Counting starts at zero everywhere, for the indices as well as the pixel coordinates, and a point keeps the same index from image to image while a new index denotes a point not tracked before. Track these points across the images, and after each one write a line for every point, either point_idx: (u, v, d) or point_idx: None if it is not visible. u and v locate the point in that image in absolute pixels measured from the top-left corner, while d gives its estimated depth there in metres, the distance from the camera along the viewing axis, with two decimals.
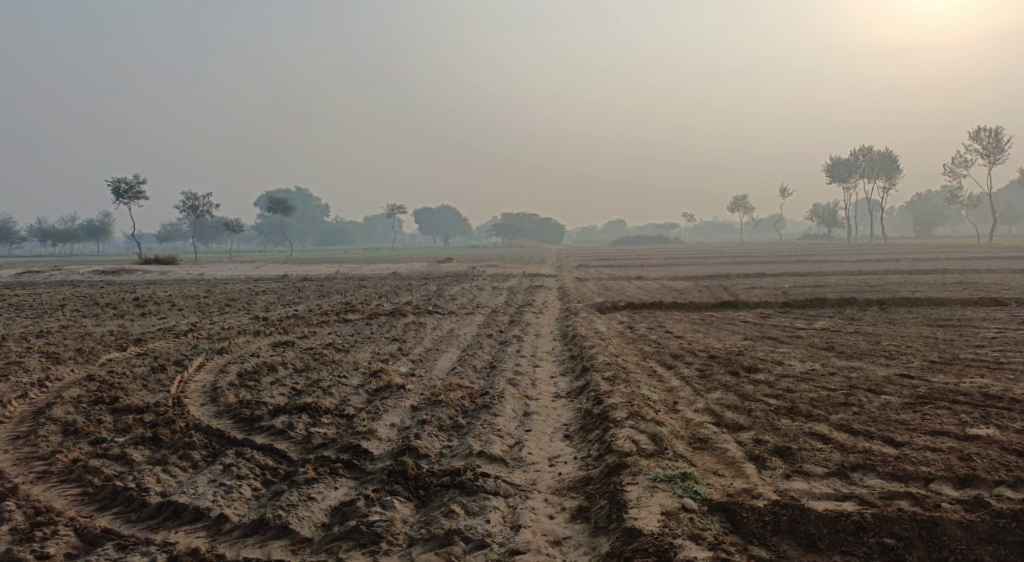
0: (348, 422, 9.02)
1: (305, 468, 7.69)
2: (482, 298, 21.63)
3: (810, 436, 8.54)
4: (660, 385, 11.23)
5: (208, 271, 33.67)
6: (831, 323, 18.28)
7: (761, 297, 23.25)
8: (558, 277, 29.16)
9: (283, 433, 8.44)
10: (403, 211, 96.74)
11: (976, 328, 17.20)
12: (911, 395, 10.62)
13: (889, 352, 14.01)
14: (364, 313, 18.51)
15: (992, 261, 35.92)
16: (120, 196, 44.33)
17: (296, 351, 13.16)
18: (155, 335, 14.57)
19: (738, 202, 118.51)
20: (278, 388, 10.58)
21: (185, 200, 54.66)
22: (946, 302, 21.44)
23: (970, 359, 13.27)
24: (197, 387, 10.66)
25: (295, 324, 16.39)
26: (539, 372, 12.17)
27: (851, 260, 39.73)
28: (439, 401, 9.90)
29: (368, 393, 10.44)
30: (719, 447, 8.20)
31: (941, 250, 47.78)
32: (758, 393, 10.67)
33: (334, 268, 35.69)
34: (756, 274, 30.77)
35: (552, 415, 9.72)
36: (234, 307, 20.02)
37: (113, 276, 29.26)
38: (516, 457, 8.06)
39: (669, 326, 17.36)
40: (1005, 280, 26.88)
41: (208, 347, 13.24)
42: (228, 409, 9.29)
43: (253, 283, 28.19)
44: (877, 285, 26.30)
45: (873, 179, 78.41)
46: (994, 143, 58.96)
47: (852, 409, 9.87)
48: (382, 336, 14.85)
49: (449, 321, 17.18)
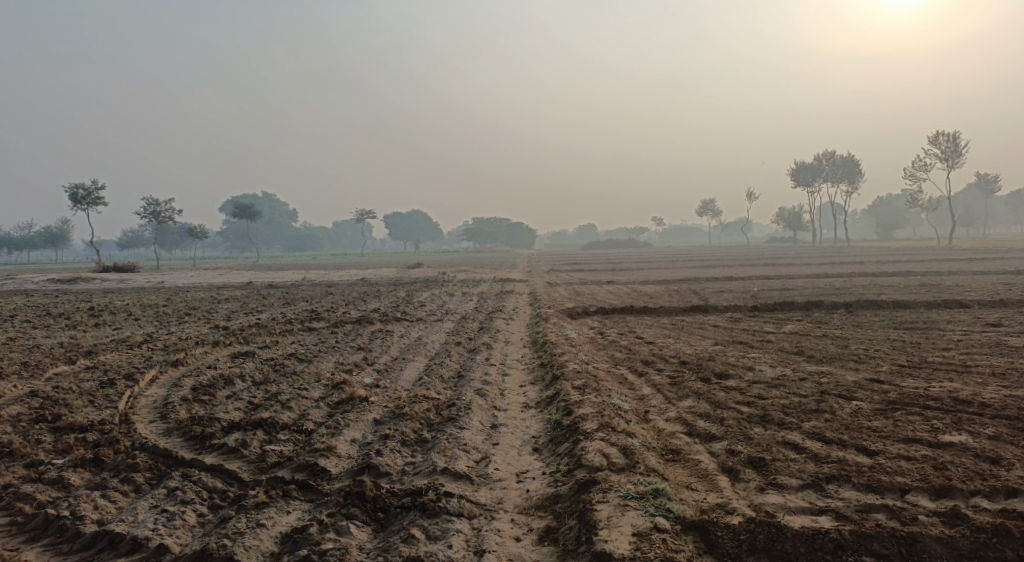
0: (307, 439, 8.65)
1: (256, 491, 7.33)
2: (451, 304, 21.30)
3: (784, 445, 8.32)
4: (631, 394, 10.98)
5: (169, 278, 33.01)
6: (800, 327, 18.18)
7: (730, 301, 23.17)
8: (528, 281, 28.92)
9: (235, 452, 8.07)
10: (371, 217, 96.07)
11: (943, 330, 17.20)
12: (883, 400, 10.47)
13: (859, 356, 13.91)
14: (328, 321, 18.08)
15: (954, 262, 36.30)
16: (78, 203, 43.39)
17: (256, 362, 12.74)
18: (109, 347, 14.07)
19: (706, 206, 119.30)
20: (234, 402, 10.19)
21: (147, 206, 53.75)
22: (912, 304, 21.49)
23: (939, 362, 13.18)
24: (148, 403, 10.26)
25: (257, 334, 15.96)
26: (507, 381, 11.88)
27: (816, 263, 39.95)
28: (404, 414, 9.56)
29: (329, 407, 10.07)
30: (691, 459, 7.95)
31: (905, 252, 48.31)
32: (730, 400, 10.45)
33: (299, 275, 35.16)
34: (724, 277, 30.76)
35: (519, 427, 9.43)
36: (194, 316, 19.52)
37: (70, 285, 28.54)
38: (482, 474, 7.74)
39: (640, 332, 17.15)
40: (968, 281, 27.09)
41: (164, 358, 12.79)
42: (178, 426, 8.90)
43: (216, 290, 27.57)
44: (843, 287, 26.38)
45: (836, 183, 79.32)
46: (952, 146, 59.77)
47: (825, 416, 9.68)
48: (346, 345, 14.46)
49: (417, 328, 16.82)
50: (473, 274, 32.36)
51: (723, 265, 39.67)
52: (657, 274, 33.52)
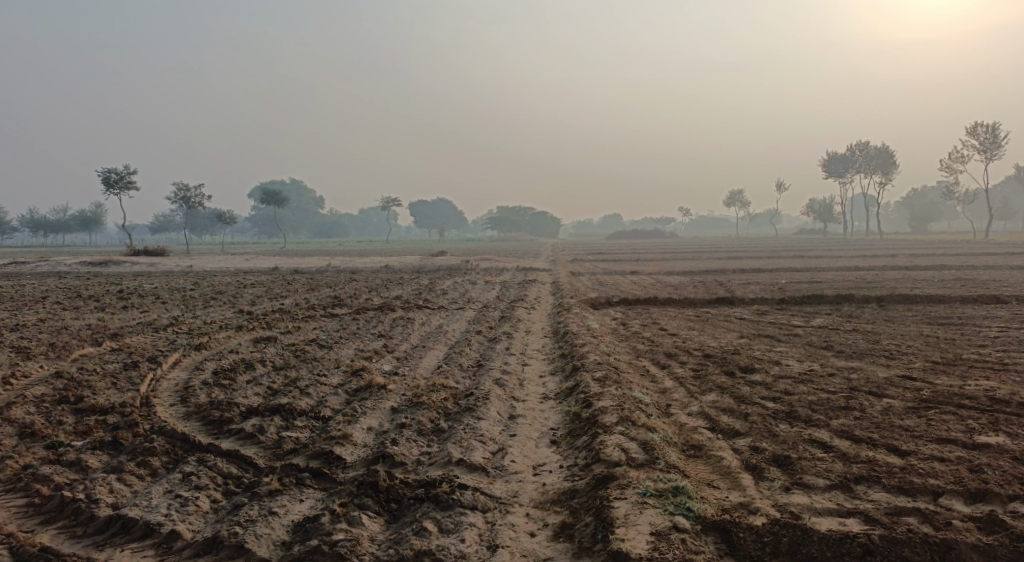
0: (322, 426, 8.54)
1: (269, 479, 7.21)
2: (474, 292, 21.13)
3: (810, 443, 8.08)
4: (653, 387, 10.76)
5: (197, 263, 33.12)
6: (829, 321, 17.81)
7: (758, 293, 22.81)
8: (553, 270, 28.68)
9: (252, 437, 7.97)
10: (399, 204, 96.12)
11: (976, 327, 16.78)
12: (914, 398, 10.17)
13: (889, 352, 13.58)
14: (351, 308, 17.98)
15: (989, 257, 35.51)
16: (109, 186, 43.74)
17: (277, 347, 12.67)
18: (133, 329, 14.08)
19: (734, 197, 118.17)
20: (253, 387, 10.10)
21: (177, 191, 54.12)
22: (944, 299, 21.02)
23: (973, 360, 12.82)
24: (169, 386, 10.21)
25: (280, 319, 15.90)
26: (528, 371, 11.70)
27: (846, 256, 39.36)
28: (421, 403, 9.42)
29: (347, 394, 9.95)
30: (714, 455, 7.73)
31: (937, 246, 47.44)
32: (755, 396, 10.20)
33: (325, 261, 35.16)
34: (752, 269, 30.37)
35: (538, 419, 9.25)
36: (219, 300, 19.53)
37: (99, 268, 28.75)
38: (498, 466, 7.58)
39: (665, 323, 16.90)
40: (1003, 276, 26.49)
41: (186, 342, 12.76)
42: (197, 411, 8.82)
43: (242, 275, 27.63)
44: (874, 281, 25.88)
45: (868, 175, 78.14)
46: (989, 139, 58.56)
47: (853, 414, 9.40)
48: (368, 332, 14.35)
49: (439, 316, 16.67)
50: (498, 263, 32.16)
51: (751, 256, 39.13)
52: (682, 265, 33.17)
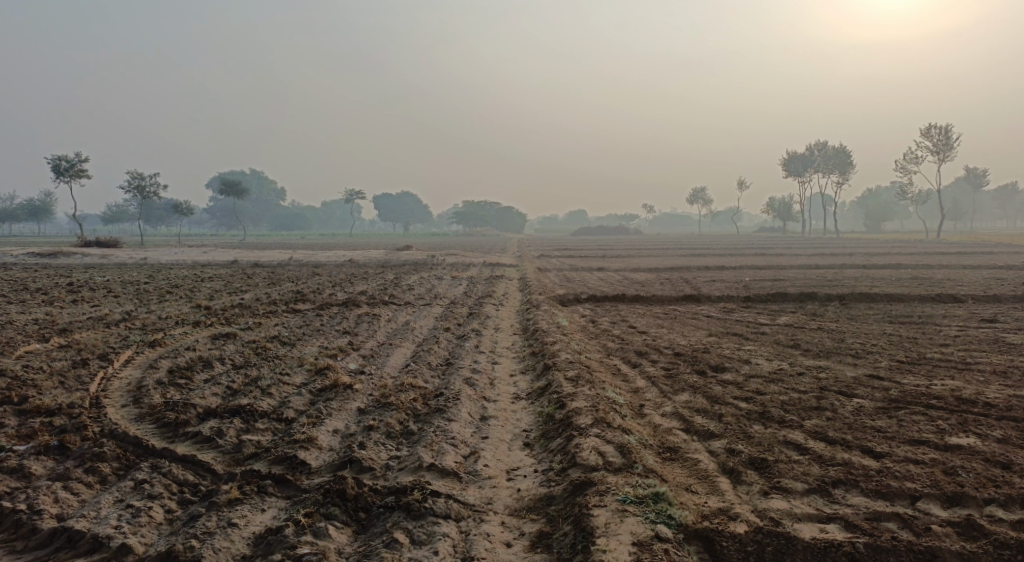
0: (285, 429, 8.25)
1: (228, 486, 6.91)
2: (440, 288, 20.84)
3: (785, 445, 7.97)
4: (625, 386, 10.61)
5: (152, 255, 32.37)
6: (794, 319, 17.84)
7: (723, 291, 22.82)
8: (518, 266, 28.46)
9: (210, 442, 7.66)
10: (361, 197, 95.09)
11: (938, 325, 16.91)
12: (884, 398, 10.13)
13: (856, 350, 13.59)
14: (314, 303, 17.60)
15: (945, 256, 35.98)
16: (61, 174, 42.65)
17: (237, 344, 12.31)
18: (85, 325, 13.59)
19: (696, 194, 119.00)
20: (212, 387, 9.77)
21: (132, 180, 52.97)
22: (904, 298, 21.20)
23: (938, 359, 12.87)
24: (122, 385, 9.85)
25: (239, 315, 15.48)
26: (497, 370, 11.49)
27: (807, 253, 39.71)
28: (389, 404, 9.16)
29: (311, 394, 9.66)
30: (690, 458, 7.59)
31: (896, 245, 48.05)
32: (727, 396, 10.09)
33: (287, 255, 34.58)
34: (716, 266, 30.45)
35: (510, 420, 9.05)
36: (176, 295, 19.01)
37: (50, 259, 27.95)
38: (470, 471, 7.36)
39: (632, 320, 16.78)
40: (959, 275, 26.87)
41: (141, 339, 12.34)
42: (151, 414, 8.49)
43: (200, 268, 26.99)
44: (835, 279, 26.07)
45: (827, 174, 79.09)
46: (943, 140, 59.58)
47: (826, 414, 9.33)
48: (331, 328, 14.04)
49: (404, 312, 16.38)
50: (463, 258, 31.89)
51: (714, 253, 39.26)
52: (646, 261, 33.19)
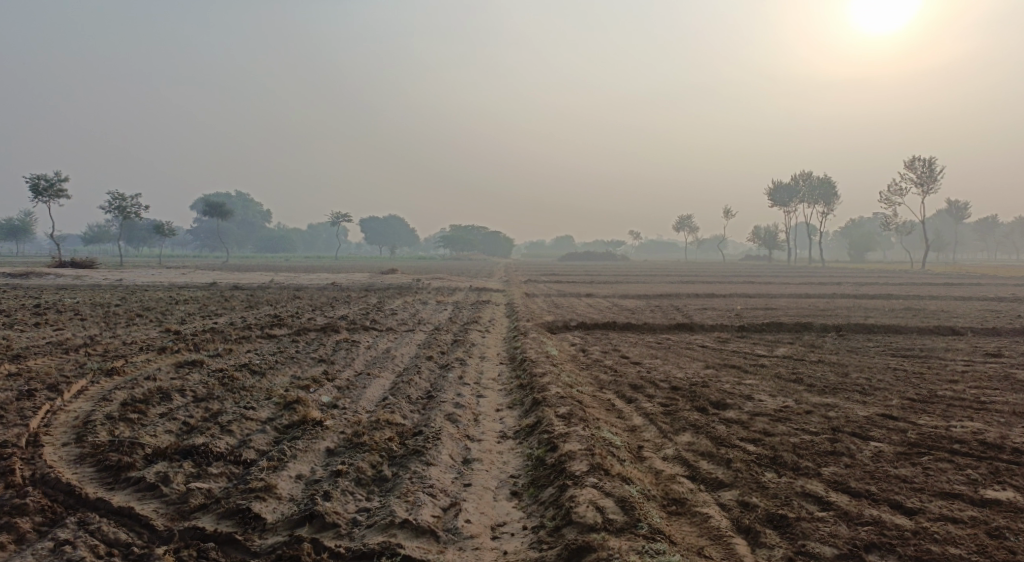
0: (242, 475, 7.67)
1: (161, 552, 6.56)
2: (424, 313, 19.97)
3: (805, 499, 7.10)
4: (621, 424, 9.76)
5: (128, 276, 31.26)
6: (793, 351, 16.98)
7: (716, 320, 21.99)
8: (505, 291, 27.58)
9: (153, 490, 7.29)
10: (347, 219, 93.79)
11: (943, 359, 16.10)
12: (902, 441, 9.24)
13: (863, 386, 12.75)
14: (290, 328, 16.64)
15: (934, 286, 35.39)
16: (38, 194, 41.56)
17: (202, 373, 11.37)
18: (41, 350, 12.60)
19: (682, 222, 118.51)
20: (167, 422, 8.83)
21: (112, 200, 51.87)
22: (902, 330, 20.43)
23: (951, 396, 12.05)
24: (66, 420, 8.95)
25: (209, 340, 14.52)
26: (482, 404, 10.58)
27: (796, 282, 38.99)
28: (361, 444, 8.31)
29: (276, 432, 8.75)
30: (699, 513, 6.90)
31: (884, 275, 47.47)
32: (733, 437, 9.21)
33: (269, 277, 33.56)
34: (705, 294, 29.68)
35: (496, 463, 8.18)
36: (146, 318, 18.02)
37: (21, 280, 26.84)
38: (450, 528, 6.80)
39: (625, 350, 15.91)
40: (952, 307, 26.20)
41: (98, 366, 11.39)
42: (93, 455, 7.86)
43: (176, 291, 25.95)
44: (828, 309, 25.31)
45: (813, 204, 78.77)
46: (928, 172, 59.31)
47: (843, 460, 8.49)
48: (306, 356, 13.10)
49: (386, 339, 15.45)
50: (449, 282, 30.98)
51: (702, 281, 38.47)
52: (634, 288, 32.39)
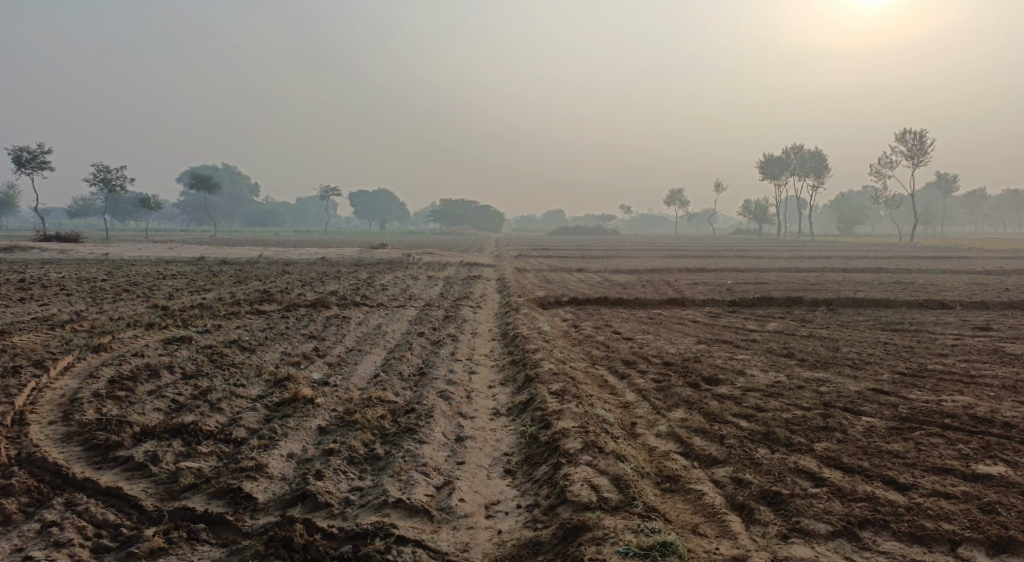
0: (232, 454, 7.63)
1: (150, 533, 6.55)
2: (415, 288, 19.88)
3: (799, 474, 7.11)
4: (614, 401, 9.74)
5: (115, 250, 31.00)
6: (783, 326, 16.99)
7: (707, 294, 21.98)
8: (496, 266, 27.49)
9: (142, 470, 7.28)
10: (336, 193, 93.30)
11: (932, 333, 16.14)
12: (894, 416, 9.24)
13: (855, 361, 12.76)
14: (280, 304, 16.55)
15: (922, 261, 35.46)
16: (23, 166, 41.12)
17: (191, 350, 11.29)
18: (27, 326, 12.47)
19: (673, 196, 118.44)
20: (155, 400, 8.75)
21: (98, 172, 51.34)
22: (891, 304, 20.47)
23: (941, 371, 12.07)
24: (53, 398, 8.88)
25: (197, 316, 14.41)
26: (474, 381, 10.54)
27: (785, 256, 39.03)
28: (353, 422, 8.27)
29: (267, 410, 8.69)
30: (693, 490, 6.93)
31: (873, 248, 47.54)
32: (726, 413, 9.20)
33: (257, 251, 33.41)
34: (695, 268, 29.65)
35: (490, 440, 8.17)
36: (134, 294, 17.88)
37: (6, 255, 26.58)
38: (444, 507, 6.80)
39: (617, 325, 15.88)
40: (941, 280, 26.27)
41: (85, 343, 11.28)
42: (80, 434, 7.81)
43: (164, 265, 25.73)
44: (818, 283, 25.34)
45: (803, 177, 78.74)
46: (917, 145, 59.30)
47: (835, 436, 8.48)
48: (296, 332, 13.01)
49: (377, 315, 15.38)
50: (440, 257, 30.87)
51: (692, 256, 38.44)
52: (624, 263, 32.35)
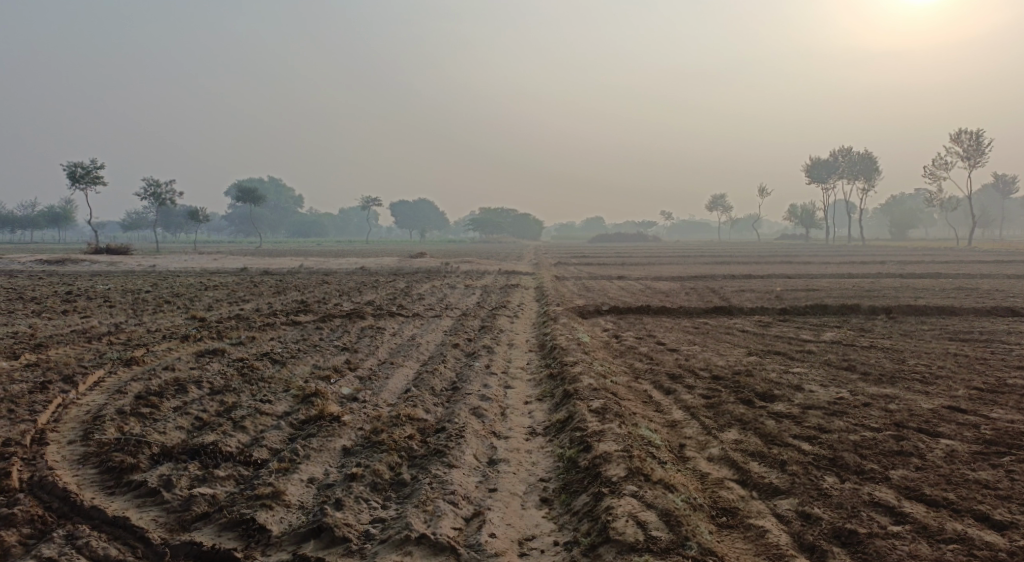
0: (250, 479, 7.04)
1: None
2: (453, 298, 19.28)
3: (875, 509, 6.33)
4: (661, 419, 8.96)
5: (161, 262, 30.93)
6: (841, 336, 15.97)
7: (756, 302, 20.99)
8: (537, 274, 26.83)
9: (154, 496, 6.73)
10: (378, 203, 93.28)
11: (1003, 343, 15.01)
12: (974, 438, 8.33)
13: (922, 374, 11.77)
14: (316, 315, 16.04)
15: (982, 265, 33.85)
16: (75, 181, 41.58)
17: (222, 363, 10.77)
18: (62, 339, 12.11)
19: (718, 202, 116.58)
20: (178, 418, 8.21)
21: (147, 187, 51.86)
22: (955, 312, 19.28)
23: (1020, 386, 11.04)
24: (77, 414, 8.40)
25: (232, 327, 13.97)
26: (511, 396, 9.84)
27: (836, 262, 37.67)
28: (379, 443, 7.63)
29: (291, 429, 8.08)
30: (753, 526, 6.24)
31: (927, 253, 45.82)
32: (785, 434, 8.37)
33: (299, 262, 33.12)
34: (742, 275, 28.60)
35: (526, 463, 7.48)
36: (173, 305, 17.58)
37: (57, 267, 26.66)
38: (473, 544, 6.18)
39: (662, 336, 15.05)
40: (1004, 286, 24.87)
41: (117, 356, 10.85)
42: (96, 455, 7.29)
43: (207, 276, 25.52)
44: (873, 289, 24.15)
45: (853, 181, 76.63)
46: (973, 146, 57.23)
47: (912, 463, 7.63)
48: (329, 344, 12.46)
49: (413, 326, 14.78)
50: (480, 265, 30.27)
51: (738, 262, 37.26)
52: (669, 270, 31.35)
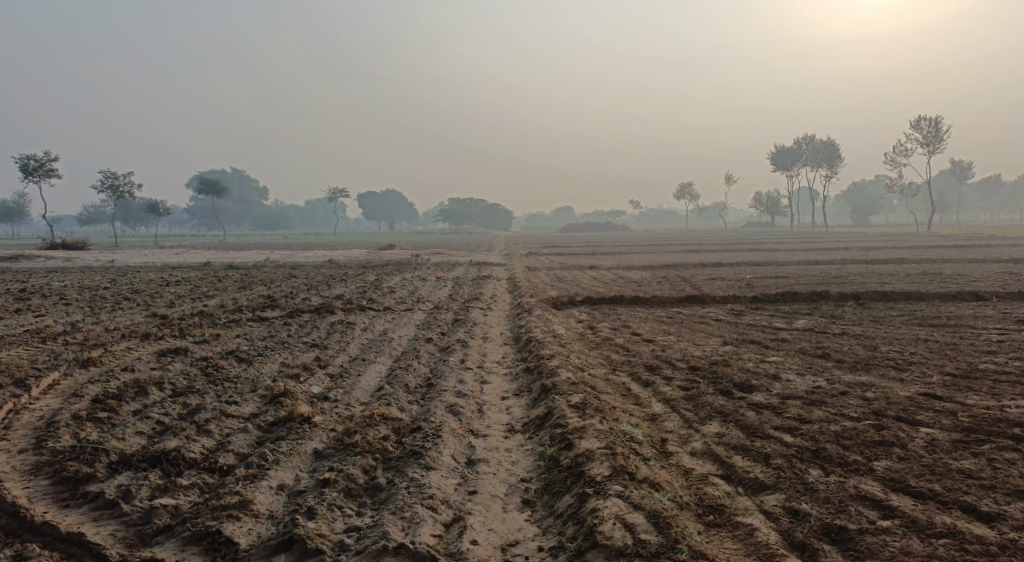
0: (216, 487, 6.74)
1: None
2: (423, 290, 18.99)
3: (863, 503, 6.21)
4: (640, 413, 8.78)
5: (121, 257, 30.20)
6: (813, 322, 15.95)
7: (727, 290, 20.94)
8: (506, 265, 26.62)
9: (113, 508, 6.41)
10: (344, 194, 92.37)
11: (973, 328, 15.07)
12: (955, 426, 8.26)
13: (897, 361, 11.73)
14: (283, 310, 15.65)
15: (946, 249, 34.25)
16: (29, 174, 40.49)
17: (185, 362, 10.40)
18: (17, 340, 11.64)
19: (683, 190, 117.08)
20: (139, 422, 7.86)
21: (105, 179, 50.66)
22: (924, 297, 19.37)
23: (994, 370, 11.03)
24: (31, 420, 8.01)
25: (196, 324, 13.56)
26: (487, 392, 9.60)
27: (803, 248, 37.86)
28: (352, 445, 7.36)
29: (259, 432, 7.77)
30: (741, 525, 6.09)
31: (890, 238, 46.21)
32: (767, 426, 8.24)
33: (264, 256, 32.50)
34: (711, 263, 28.59)
35: (505, 463, 7.26)
36: (134, 302, 17.06)
37: (12, 264, 25.87)
38: (454, 552, 5.96)
39: (636, 326, 14.90)
40: (969, 270, 25.11)
41: (74, 357, 10.42)
42: (50, 465, 6.93)
43: (169, 271, 24.95)
44: (841, 275, 24.24)
45: (817, 168, 77.27)
46: (933, 132, 57.94)
47: (895, 454, 7.54)
48: (298, 340, 12.11)
49: (383, 320, 14.46)
50: (448, 257, 29.97)
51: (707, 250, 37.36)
52: (638, 258, 31.28)
